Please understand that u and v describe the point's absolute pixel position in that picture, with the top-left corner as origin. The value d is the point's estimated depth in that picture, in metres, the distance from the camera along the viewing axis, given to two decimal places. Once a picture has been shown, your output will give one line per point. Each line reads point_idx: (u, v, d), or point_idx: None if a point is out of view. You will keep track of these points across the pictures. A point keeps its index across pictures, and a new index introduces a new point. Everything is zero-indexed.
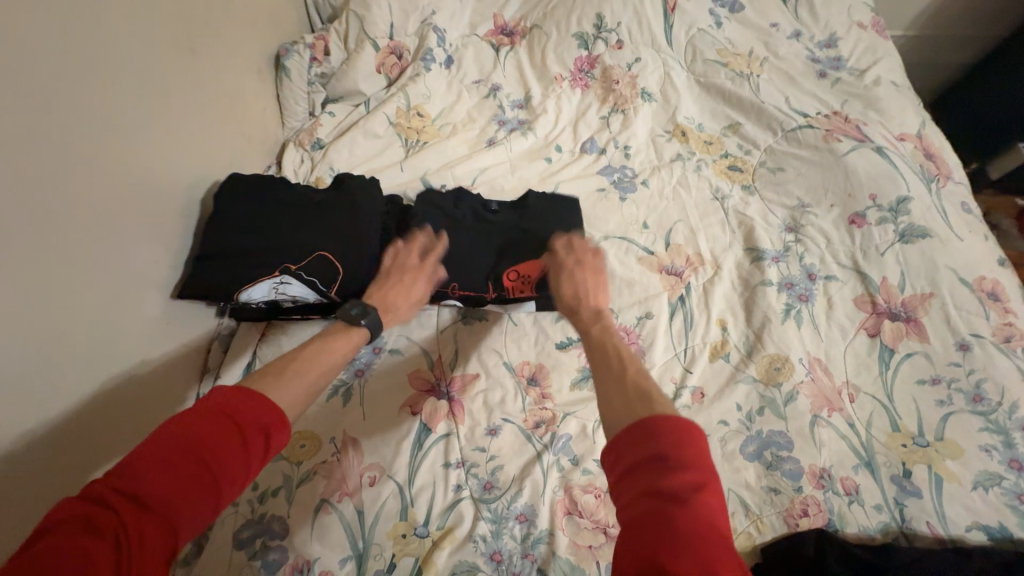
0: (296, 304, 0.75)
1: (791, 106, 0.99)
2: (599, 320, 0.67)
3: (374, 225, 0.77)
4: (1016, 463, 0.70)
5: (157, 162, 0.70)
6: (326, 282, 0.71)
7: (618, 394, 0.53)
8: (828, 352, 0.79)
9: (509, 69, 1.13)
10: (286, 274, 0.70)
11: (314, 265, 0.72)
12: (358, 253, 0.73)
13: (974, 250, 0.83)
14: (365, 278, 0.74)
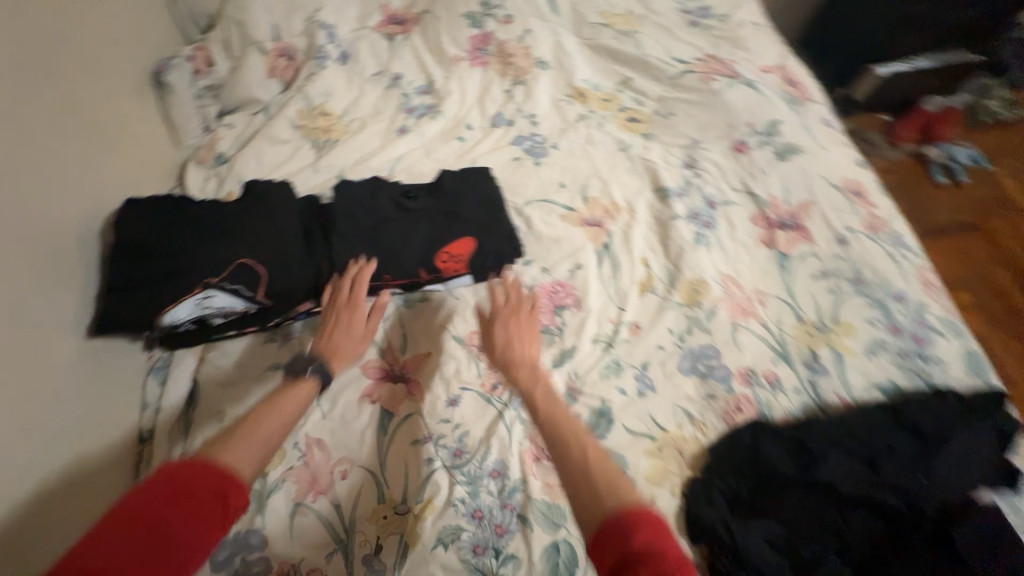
0: (227, 317, 0.74)
1: (671, 55, 1.07)
2: (536, 377, 0.73)
3: (293, 224, 0.77)
4: (895, 328, 0.83)
5: (41, 199, 0.65)
6: (252, 286, 0.71)
7: (584, 488, 0.59)
8: (737, 267, 0.89)
9: (407, 57, 1.14)
10: (208, 288, 0.69)
11: (236, 273, 0.70)
12: (281, 254, 0.74)
13: (839, 157, 0.95)
14: (293, 276, 0.74)
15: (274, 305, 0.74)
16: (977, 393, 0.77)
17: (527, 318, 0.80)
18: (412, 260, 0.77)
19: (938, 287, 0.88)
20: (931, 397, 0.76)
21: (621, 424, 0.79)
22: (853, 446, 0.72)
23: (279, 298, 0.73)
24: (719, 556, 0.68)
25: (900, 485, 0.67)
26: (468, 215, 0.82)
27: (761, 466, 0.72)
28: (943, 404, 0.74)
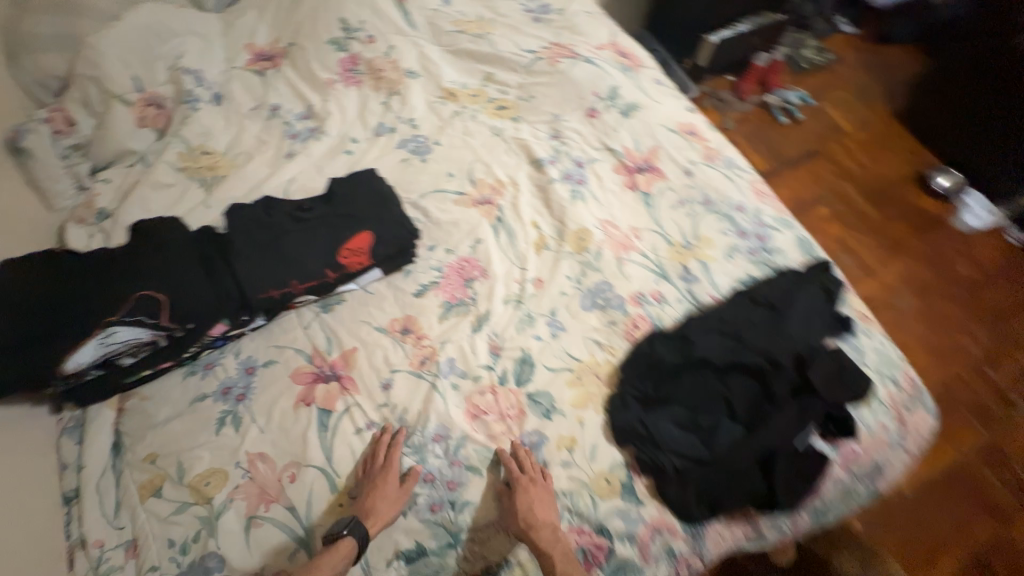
0: (136, 350, 0.77)
1: (521, 48, 1.22)
2: (558, 545, 0.73)
3: (189, 253, 0.79)
4: (742, 233, 1.01)
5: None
6: (153, 314, 0.73)
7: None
8: (611, 212, 1.03)
9: (282, 88, 1.19)
10: (108, 326, 0.71)
11: (135, 307, 0.73)
12: (181, 283, 0.76)
13: (672, 106, 1.13)
14: (198, 302, 0.76)
15: (181, 329, 0.76)
16: (810, 266, 0.95)
17: (535, 477, 0.77)
18: (318, 263, 0.82)
19: (768, 194, 1.07)
20: (775, 277, 0.92)
21: (543, 365, 0.88)
22: (728, 328, 0.86)
23: (187, 320, 0.76)
24: (640, 446, 0.79)
25: (762, 347, 0.82)
26: (363, 212, 0.88)
27: (659, 366, 0.85)
28: (784, 280, 0.91)
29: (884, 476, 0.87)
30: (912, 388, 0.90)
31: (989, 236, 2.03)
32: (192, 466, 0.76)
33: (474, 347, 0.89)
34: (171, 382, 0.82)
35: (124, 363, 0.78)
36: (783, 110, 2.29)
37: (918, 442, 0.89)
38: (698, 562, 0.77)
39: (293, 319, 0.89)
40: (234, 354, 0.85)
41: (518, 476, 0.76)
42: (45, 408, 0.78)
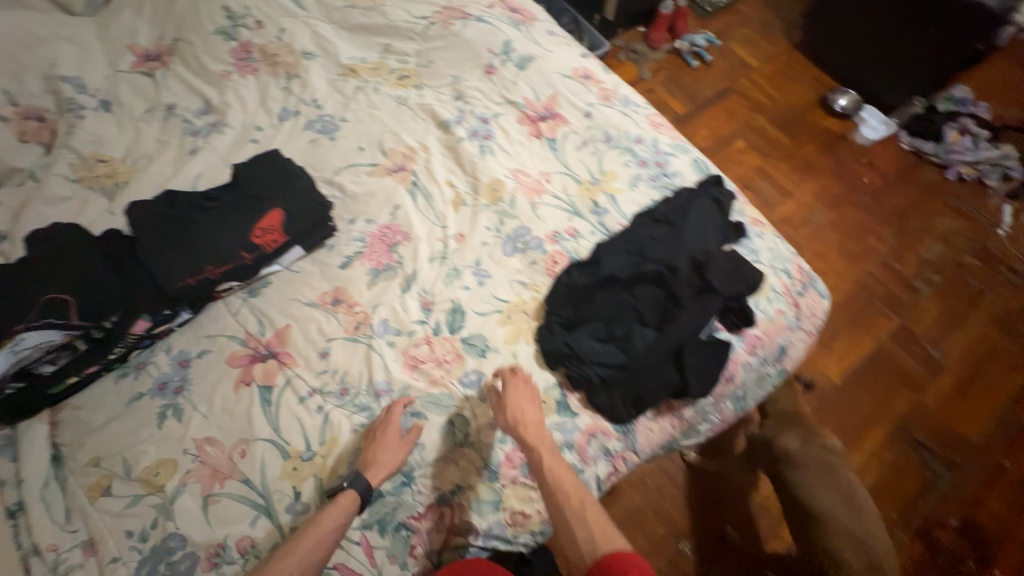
0: (54, 356, 0.77)
1: (414, 15, 1.22)
2: (549, 451, 0.78)
3: (92, 255, 0.79)
4: (643, 162, 1.08)
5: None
6: (61, 315, 0.74)
7: (587, 542, 0.70)
8: (520, 161, 1.08)
9: (174, 85, 1.16)
10: (14, 335, 0.71)
11: (41, 312, 0.73)
12: (88, 282, 0.76)
13: (565, 54, 1.18)
14: (109, 299, 0.77)
15: (94, 326, 0.77)
16: (703, 183, 1.04)
17: (534, 394, 0.83)
18: (232, 247, 0.85)
19: (664, 124, 1.15)
20: (672, 197, 1.01)
21: (473, 311, 0.93)
22: (633, 248, 0.94)
23: (103, 316, 0.77)
24: (567, 364, 0.86)
25: (661, 258, 0.91)
26: (269, 192, 0.90)
27: (578, 293, 0.92)
28: (679, 197, 1.00)
29: (789, 356, 0.98)
30: (803, 276, 1.01)
31: (886, 145, 2.17)
32: (139, 460, 0.77)
33: (405, 306, 0.93)
34: (103, 388, 0.82)
35: (45, 374, 0.78)
36: (693, 54, 2.34)
37: (814, 322, 1.00)
38: (632, 456, 0.87)
39: (221, 308, 0.90)
40: (165, 350, 0.85)
41: (516, 395, 0.82)
42: None
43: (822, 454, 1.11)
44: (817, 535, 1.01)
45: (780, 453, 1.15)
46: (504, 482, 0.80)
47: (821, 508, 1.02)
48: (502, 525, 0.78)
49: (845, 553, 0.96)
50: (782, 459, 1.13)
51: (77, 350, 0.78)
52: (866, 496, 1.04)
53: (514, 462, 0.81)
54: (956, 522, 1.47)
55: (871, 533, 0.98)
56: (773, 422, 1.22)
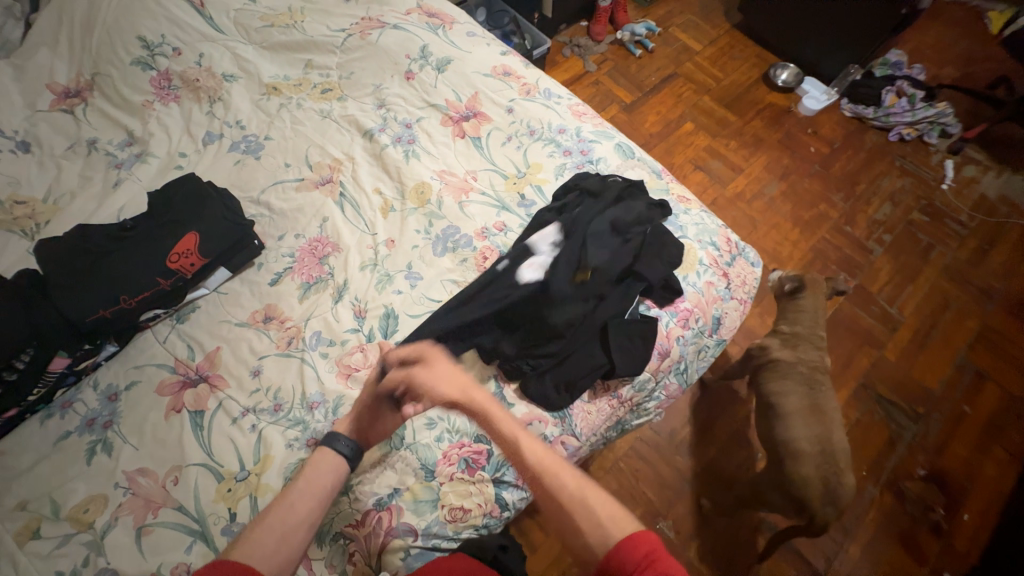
0: None
1: (332, 29, 1.23)
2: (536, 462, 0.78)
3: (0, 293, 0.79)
4: (566, 151, 1.10)
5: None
6: None
7: (597, 527, 0.71)
8: (446, 163, 1.09)
9: (97, 120, 1.15)
10: None
11: None
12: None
13: (485, 53, 1.20)
14: (16, 337, 0.77)
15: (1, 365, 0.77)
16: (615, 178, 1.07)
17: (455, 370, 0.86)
18: (148, 273, 0.85)
19: (587, 113, 1.17)
20: (582, 177, 1.04)
21: (406, 314, 0.93)
22: (528, 267, 0.91)
23: (15, 356, 0.78)
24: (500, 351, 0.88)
25: (582, 240, 0.93)
26: (185, 215, 0.91)
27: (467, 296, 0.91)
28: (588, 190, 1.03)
29: (724, 326, 1.00)
30: (731, 247, 1.04)
31: (829, 114, 2.20)
32: (69, 499, 0.76)
33: (336, 316, 0.93)
34: (28, 431, 0.81)
35: None
36: (636, 43, 2.33)
37: (745, 290, 1.03)
38: (572, 440, 0.88)
39: (149, 338, 0.89)
40: (92, 386, 0.85)
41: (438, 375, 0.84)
42: None
43: (811, 372, 1.10)
44: (779, 428, 1.07)
45: (770, 362, 1.16)
46: (441, 479, 0.79)
47: (788, 406, 1.08)
48: (441, 523, 0.77)
49: (800, 441, 1.03)
50: (767, 364, 1.16)
51: None
52: (835, 406, 1.06)
53: (452, 459, 0.81)
54: (923, 471, 1.50)
55: (829, 428, 1.03)
56: (779, 342, 1.17)
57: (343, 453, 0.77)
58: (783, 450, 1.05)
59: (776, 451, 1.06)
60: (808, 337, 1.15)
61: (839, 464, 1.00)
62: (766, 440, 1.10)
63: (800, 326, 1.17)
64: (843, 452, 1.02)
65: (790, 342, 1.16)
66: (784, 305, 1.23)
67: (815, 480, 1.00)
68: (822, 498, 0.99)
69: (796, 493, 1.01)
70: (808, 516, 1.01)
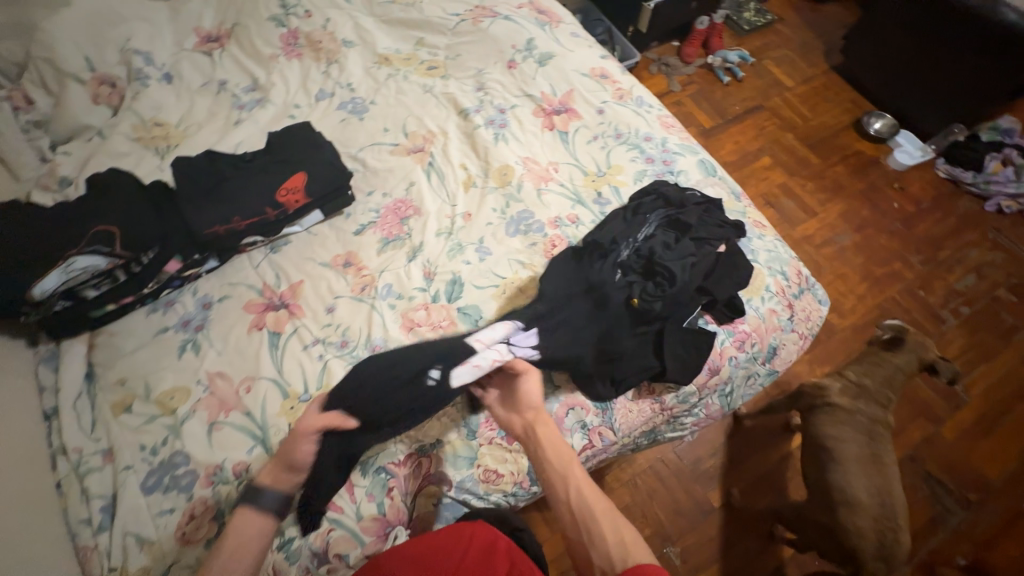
0: (96, 283, 0.88)
1: (446, 12, 1.31)
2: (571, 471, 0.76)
3: (140, 199, 0.92)
4: (649, 159, 1.12)
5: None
6: (108, 243, 0.86)
7: (619, 545, 0.68)
8: (532, 150, 1.14)
9: (229, 65, 1.28)
10: (68, 257, 0.83)
11: (93, 239, 0.85)
12: (136, 220, 0.89)
13: (585, 54, 1.25)
14: (148, 233, 0.90)
15: (136, 257, 0.89)
16: (579, 266, 0.96)
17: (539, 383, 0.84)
18: (259, 203, 0.96)
19: (675, 125, 1.18)
20: (661, 183, 1.06)
21: (471, 284, 0.99)
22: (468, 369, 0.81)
23: (141, 251, 0.89)
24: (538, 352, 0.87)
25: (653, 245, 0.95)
26: (297, 157, 1.02)
27: (388, 382, 0.81)
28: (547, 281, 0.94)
29: (779, 357, 0.99)
30: (800, 280, 1.02)
31: (921, 172, 2.09)
32: (160, 384, 0.87)
33: (407, 274, 0.99)
34: (135, 319, 0.93)
35: (89, 299, 0.88)
36: (725, 70, 2.31)
37: (808, 326, 1.01)
38: (609, 433, 0.90)
39: (244, 261, 0.99)
40: (192, 292, 0.96)
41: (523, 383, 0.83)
42: (24, 342, 0.90)
43: (870, 424, 1.09)
44: (832, 472, 1.04)
45: (827, 404, 1.12)
46: (481, 441, 0.84)
47: (844, 453, 1.05)
48: (474, 480, 0.83)
49: (858, 489, 1.01)
50: (823, 407, 1.12)
51: (114, 280, 0.89)
52: (892, 461, 1.06)
53: (493, 425, 0.85)
54: (964, 560, 1.40)
55: (888, 481, 1.02)
56: (840, 387, 1.14)
57: (269, 510, 0.72)
58: (839, 496, 1.02)
59: (828, 496, 1.03)
60: (872, 392, 1.12)
61: (898, 519, 0.98)
62: (813, 479, 1.07)
63: (867, 377, 1.14)
64: (901, 510, 1.00)
65: (851, 390, 1.13)
66: (864, 355, 1.19)
67: (870, 533, 0.98)
68: (878, 554, 0.96)
69: (848, 542, 0.99)
70: (856, 567, 1.00)
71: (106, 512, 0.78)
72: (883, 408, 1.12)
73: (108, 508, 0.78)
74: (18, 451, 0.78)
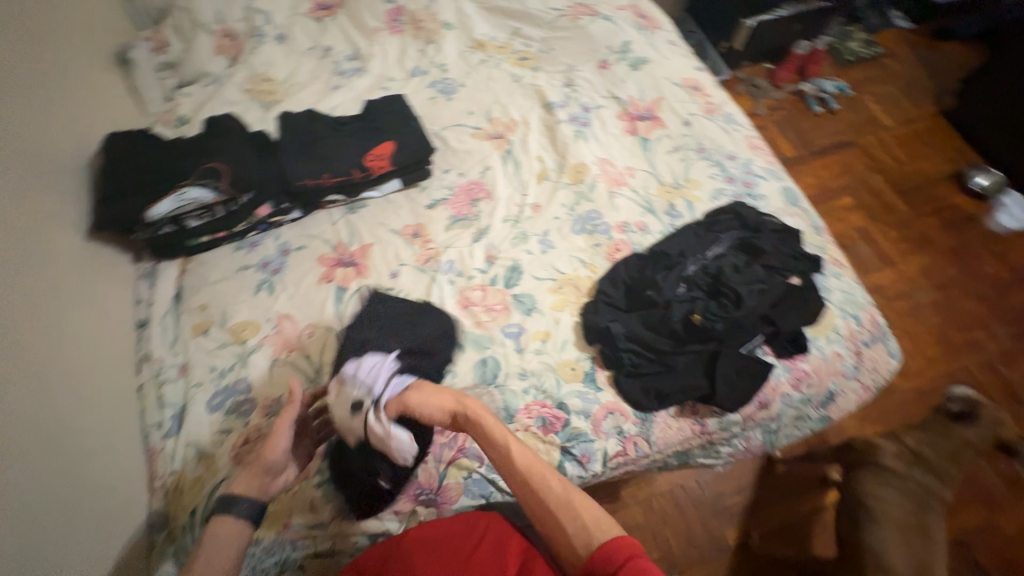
0: (198, 216, 0.97)
1: (547, 6, 1.34)
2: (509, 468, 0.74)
3: (245, 146, 1.01)
4: (730, 178, 1.08)
5: (16, 121, 0.81)
6: (217, 180, 0.96)
7: (577, 530, 0.69)
8: (610, 152, 1.13)
9: (336, 32, 1.35)
10: (183, 186, 0.93)
11: (204, 174, 0.96)
12: (242, 163, 0.98)
13: (680, 64, 1.23)
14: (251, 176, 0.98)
15: (238, 197, 0.98)
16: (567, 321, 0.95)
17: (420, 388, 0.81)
18: (348, 164, 1.02)
19: (762, 148, 1.14)
20: (740, 204, 1.03)
21: (530, 274, 1.00)
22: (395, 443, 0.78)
23: (242, 192, 0.97)
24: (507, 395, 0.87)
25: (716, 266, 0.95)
26: (388, 127, 1.07)
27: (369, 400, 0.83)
28: (373, 333, 0.90)
29: (836, 404, 0.94)
30: (875, 328, 0.96)
31: None
32: (235, 316, 0.94)
33: (470, 253, 1.02)
34: (222, 253, 1.01)
35: (189, 228, 0.97)
36: (818, 99, 2.19)
37: (874, 378, 0.95)
38: (644, 445, 0.87)
39: (323, 217, 1.06)
40: (274, 238, 1.03)
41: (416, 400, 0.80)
42: (130, 257, 1.01)
43: (923, 493, 1.00)
44: (866, 531, 0.98)
45: (877, 464, 1.06)
46: (517, 426, 0.85)
47: (884, 515, 0.99)
48: None
49: (894, 556, 0.94)
50: (871, 466, 1.06)
51: (213, 215, 0.98)
52: (942, 538, 0.97)
53: (531, 413, 0.86)
54: None
55: (933, 557, 0.94)
56: (894, 450, 1.06)
57: (244, 516, 0.70)
58: (870, 558, 0.95)
59: (857, 555, 0.97)
60: (933, 463, 1.03)
61: None
62: (845, 536, 1.02)
63: (930, 445, 1.05)
64: None
65: (907, 456, 1.05)
66: (934, 421, 1.10)
67: None
68: None
69: None
70: None
71: (174, 421, 0.86)
72: (944, 482, 1.02)
73: (177, 416, 0.87)
74: (110, 351, 0.89)
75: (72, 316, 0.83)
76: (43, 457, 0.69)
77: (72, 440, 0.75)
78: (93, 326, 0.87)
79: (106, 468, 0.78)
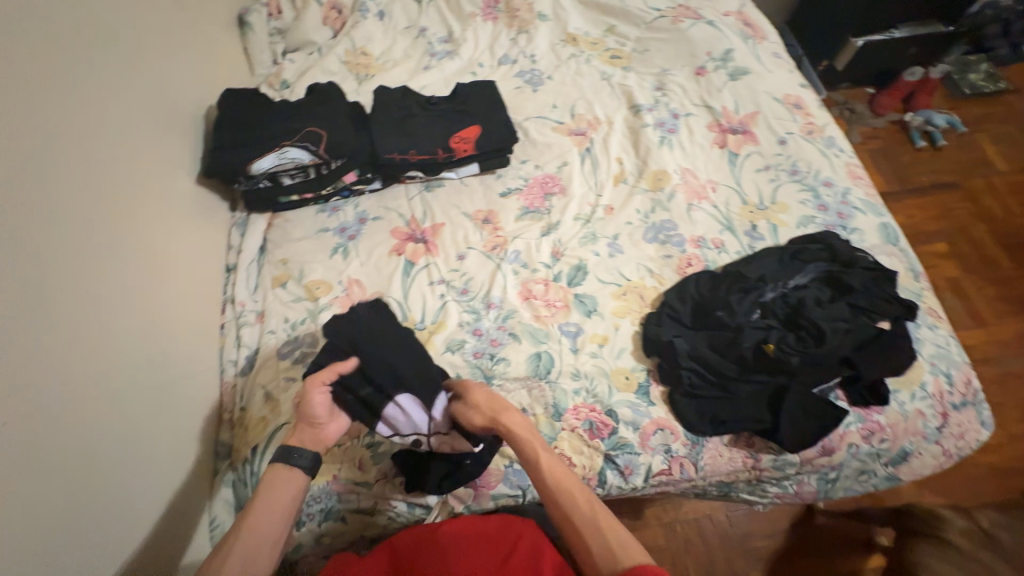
0: (292, 175, 1.03)
1: (648, 5, 1.30)
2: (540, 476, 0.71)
3: (340, 115, 1.06)
4: (822, 206, 1.02)
5: (149, 70, 0.89)
6: (315, 143, 1.01)
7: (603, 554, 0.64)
8: (694, 163, 1.09)
9: (433, 13, 1.37)
10: (286, 145, 1.00)
11: (305, 136, 1.01)
12: (338, 131, 1.03)
13: (783, 79, 1.16)
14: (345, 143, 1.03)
15: (330, 162, 1.03)
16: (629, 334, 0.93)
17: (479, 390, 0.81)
18: (433, 143, 1.05)
19: (863, 178, 1.06)
20: (832, 235, 0.96)
21: (595, 275, 0.99)
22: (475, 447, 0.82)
23: (334, 158, 1.02)
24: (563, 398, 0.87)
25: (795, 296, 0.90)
26: (475, 112, 1.09)
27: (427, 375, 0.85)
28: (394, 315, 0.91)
29: (908, 466, 0.87)
30: (968, 391, 0.87)
31: None
32: (310, 274, 0.99)
33: (537, 247, 1.02)
34: (306, 213, 1.07)
35: (283, 186, 1.03)
36: (924, 133, 2.00)
37: (959, 445, 0.86)
38: (690, 469, 0.84)
39: (400, 192, 1.09)
40: (354, 206, 1.08)
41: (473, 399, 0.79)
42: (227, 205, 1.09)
43: None
44: None
45: (937, 536, 0.88)
46: (565, 425, 0.85)
47: None
48: None
49: None
50: (928, 536, 0.89)
51: (306, 176, 1.03)
52: None
53: (579, 415, 0.86)
54: None
55: None
56: (964, 527, 0.88)
57: (300, 465, 0.70)
58: None
59: None
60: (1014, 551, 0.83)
61: None
62: None
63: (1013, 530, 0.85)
64: None
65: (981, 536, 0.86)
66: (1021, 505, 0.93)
67: None
68: None
69: None
70: None
71: (246, 362, 0.93)
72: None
73: (249, 357, 0.93)
74: (203, 288, 0.97)
75: (177, 250, 0.91)
76: (138, 376, 0.76)
77: (164, 362, 0.82)
78: (193, 263, 0.95)
79: (185, 394, 0.86)
